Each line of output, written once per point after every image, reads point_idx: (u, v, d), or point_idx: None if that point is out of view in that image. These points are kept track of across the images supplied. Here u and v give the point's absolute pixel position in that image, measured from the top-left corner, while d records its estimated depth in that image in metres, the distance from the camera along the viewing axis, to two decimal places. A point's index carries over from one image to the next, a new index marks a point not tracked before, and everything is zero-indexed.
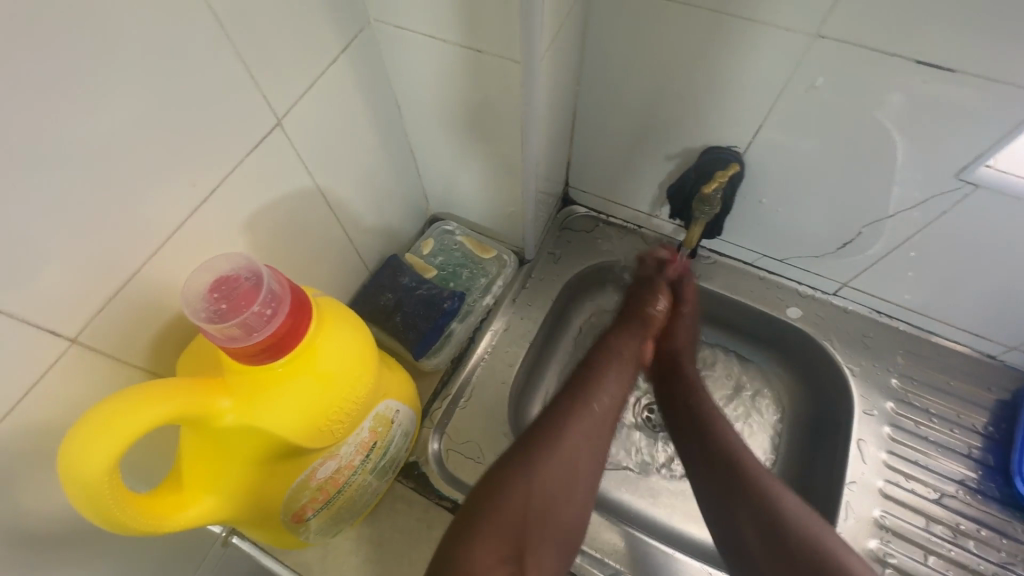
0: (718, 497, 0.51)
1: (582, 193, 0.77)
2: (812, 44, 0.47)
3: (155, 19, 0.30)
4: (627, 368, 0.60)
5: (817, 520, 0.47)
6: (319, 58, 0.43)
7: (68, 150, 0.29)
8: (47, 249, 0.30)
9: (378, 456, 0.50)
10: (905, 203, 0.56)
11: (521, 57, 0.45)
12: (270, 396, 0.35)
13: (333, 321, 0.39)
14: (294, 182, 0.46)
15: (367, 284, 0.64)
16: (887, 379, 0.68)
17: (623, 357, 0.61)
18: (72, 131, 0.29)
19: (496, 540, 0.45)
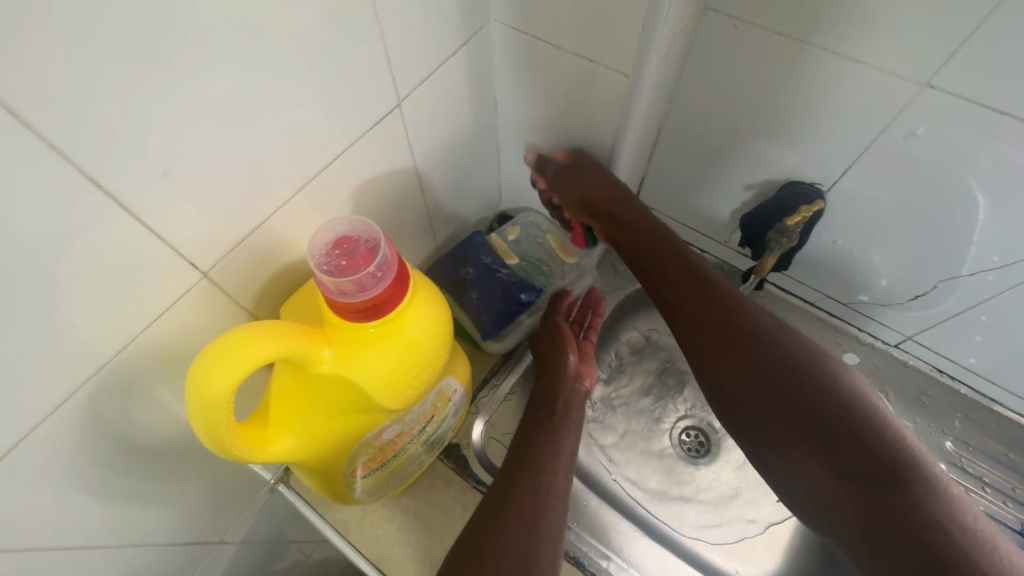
0: (766, 445, 0.48)
1: (651, 210, 0.78)
2: (917, 93, 0.47)
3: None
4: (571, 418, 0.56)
5: (852, 382, 0.46)
6: (442, 49, 0.46)
7: (239, 103, 0.33)
8: (202, 190, 0.34)
9: (432, 429, 0.53)
10: (990, 265, 0.55)
11: (629, 71, 0.47)
12: (363, 353, 0.38)
13: (424, 293, 0.42)
14: (396, 159, 0.49)
15: (449, 256, 0.65)
16: (940, 440, 0.67)
17: (552, 410, 0.56)
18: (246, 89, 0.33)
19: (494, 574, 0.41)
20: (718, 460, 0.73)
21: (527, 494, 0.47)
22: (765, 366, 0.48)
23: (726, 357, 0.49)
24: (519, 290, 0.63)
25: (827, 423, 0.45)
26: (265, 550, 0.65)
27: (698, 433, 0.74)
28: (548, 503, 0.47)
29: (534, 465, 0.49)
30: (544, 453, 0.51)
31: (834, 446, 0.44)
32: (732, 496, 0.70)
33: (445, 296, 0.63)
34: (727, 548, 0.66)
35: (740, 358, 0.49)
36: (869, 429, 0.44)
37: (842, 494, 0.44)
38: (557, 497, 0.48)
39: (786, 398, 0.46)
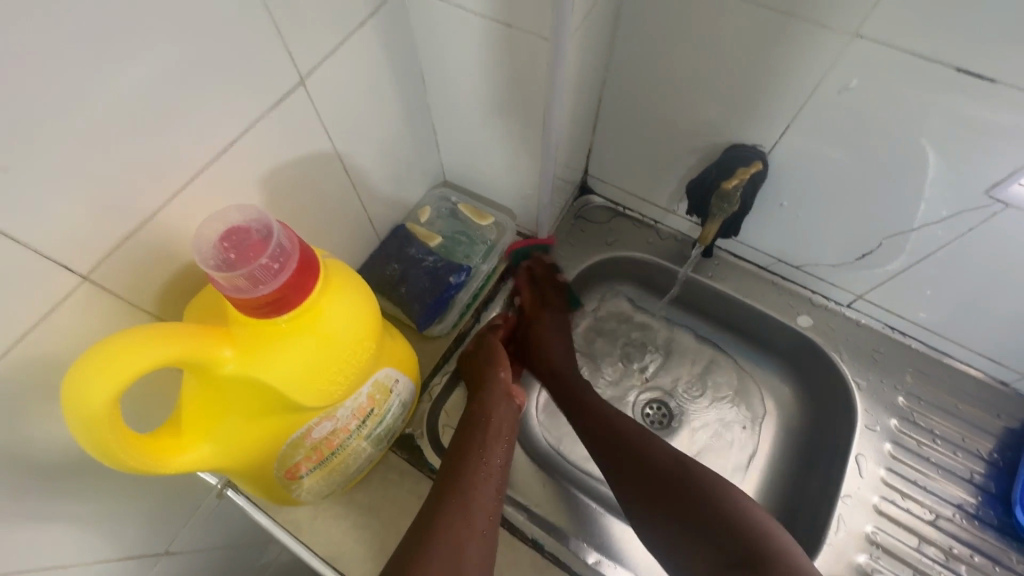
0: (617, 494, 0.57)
1: (600, 182, 0.77)
2: (848, 44, 0.46)
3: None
4: (502, 437, 0.57)
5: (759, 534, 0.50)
6: (347, 19, 0.43)
7: (96, 87, 0.29)
8: (66, 185, 0.30)
9: (375, 423, 0.51)
10: (934, 218, 0.54)
11: (549, 34, 0.44)
12: (272, 352, 0.36)
13: (339, 283, 0.40)
14: (311, 143, 0.46)
15: (375, 253, 0.64)
16: (893, 396, 0.67)
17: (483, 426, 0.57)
18: (102, 69, 0.29)
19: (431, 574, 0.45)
20: (679, 432, 0.73)
21: (454, 517, 0.49)
22: (589, 414, 0.63)
23: (585, 410, 0.63)
24: (448, 273, 0.63)
25: (630, 470, 0.57)
26: (226, 556, 0.64)
27: (661, 406, 0.75)
28: (471, 510, 0.50)
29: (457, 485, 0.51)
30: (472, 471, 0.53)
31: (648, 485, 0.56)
32: None
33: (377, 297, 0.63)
34: None
35: (581, 416, 0.63)
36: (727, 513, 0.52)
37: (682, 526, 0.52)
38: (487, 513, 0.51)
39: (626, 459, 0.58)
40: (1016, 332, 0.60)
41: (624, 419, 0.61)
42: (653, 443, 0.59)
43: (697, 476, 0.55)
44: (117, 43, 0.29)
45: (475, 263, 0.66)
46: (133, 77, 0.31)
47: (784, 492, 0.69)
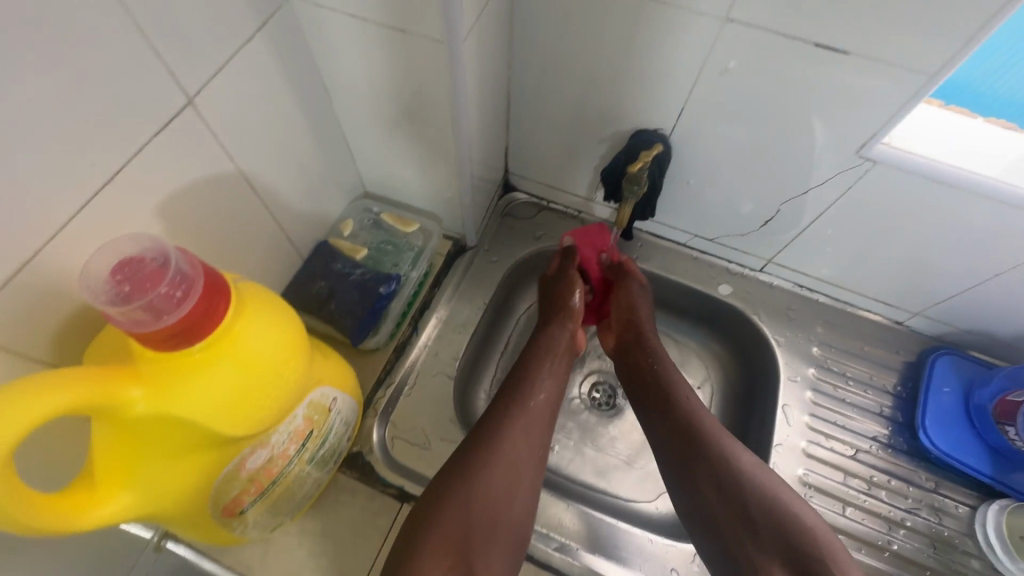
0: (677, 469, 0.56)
1: (522, 179, 0.79)
2: (723, 29, 0.49)
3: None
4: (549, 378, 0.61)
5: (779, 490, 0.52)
6: (233, 34, 0.42)
7: None
8: None
9: (317, 445, 0.50)
10: (821, 179, 0.60)
11: (442, 38, 0.44)
12: (189, 384, 0.34)
13: (256, 306, 0.38)
14: (211, 165, 0.44)
15: (300, 273, 0.62)
16: (808, 348, 0.73)
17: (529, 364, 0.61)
18: None
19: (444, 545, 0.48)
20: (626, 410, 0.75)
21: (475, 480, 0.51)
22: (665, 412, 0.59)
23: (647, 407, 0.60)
24: (378, 284, 0.62)
25: (686, 470, 0.55)
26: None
27: (606, 388, 0.76)
28: (488, 516, 0.50)
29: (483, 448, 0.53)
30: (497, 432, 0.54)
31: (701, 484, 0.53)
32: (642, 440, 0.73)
33: (304, 316, 0.61)
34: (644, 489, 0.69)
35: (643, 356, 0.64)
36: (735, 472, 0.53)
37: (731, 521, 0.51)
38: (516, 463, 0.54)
39: (680, 455, 0.56)
40: (902, 275, 0.67)
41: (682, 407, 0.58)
42: (719, 437, 0.55)
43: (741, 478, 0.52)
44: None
45: (403, 270, 0.65)
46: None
47: None
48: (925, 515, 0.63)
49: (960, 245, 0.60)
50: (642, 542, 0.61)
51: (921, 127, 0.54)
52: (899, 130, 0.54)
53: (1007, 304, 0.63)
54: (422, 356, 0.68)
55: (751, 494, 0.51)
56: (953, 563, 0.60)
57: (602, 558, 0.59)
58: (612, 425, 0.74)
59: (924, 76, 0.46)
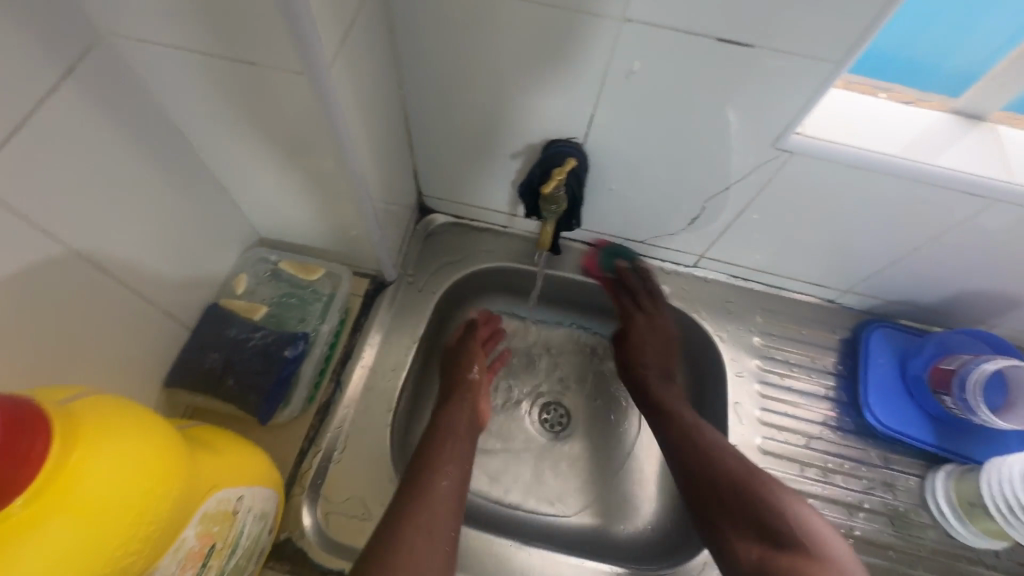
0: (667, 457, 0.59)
1: (439, 201, 0.73)
2: (621, 29, 0.45)
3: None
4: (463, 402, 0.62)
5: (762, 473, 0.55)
6: (23, 88, 0.33)
7: None
8: None
9: (226, 557, 0.42)
10: (740, 173, 0.58)
11: (303, 69, 0.38)
12: (6, 559, 0.27)
13: (105, 431, 0.31)
14: (26, 253, 0.35)
15: (187, 346, 0.53)
16: (750, 339, 0.71)
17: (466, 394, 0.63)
18: None
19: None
20: (578, 429, 0.72)
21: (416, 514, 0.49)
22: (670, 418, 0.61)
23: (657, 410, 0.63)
24: (281, 348, 0.54)
25: (684, 466, 0.57)
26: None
27: (555, 409, 0.73)
28: (434, 540, 0.48)
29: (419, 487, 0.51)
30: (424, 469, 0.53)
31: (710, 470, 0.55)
32: (597, 457, 0.71)
33: (198, 397, 0.53)
34: (607, 510, 0.67)
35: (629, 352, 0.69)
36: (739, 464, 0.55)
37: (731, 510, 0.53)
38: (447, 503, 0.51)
39: (676, 453, 0.58)
40: (830, 256, 0.66)
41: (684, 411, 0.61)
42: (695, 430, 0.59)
43: (739, 469, 0.55)
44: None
45: (310, 325, 0.58)
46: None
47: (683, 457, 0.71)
48: (880, 494, 0.63)
49: (880, 223, 0.59)
50: None
51: (830, 112, 0.53)
52: (810, 118, 0.52)
53: (929, 273, 0.64)
54: (351, 416, 0.61)
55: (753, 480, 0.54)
56: (912, 537, 0.61)
57: None
58: (566, 446, 0.71)
59: (828, 64, 0.44)
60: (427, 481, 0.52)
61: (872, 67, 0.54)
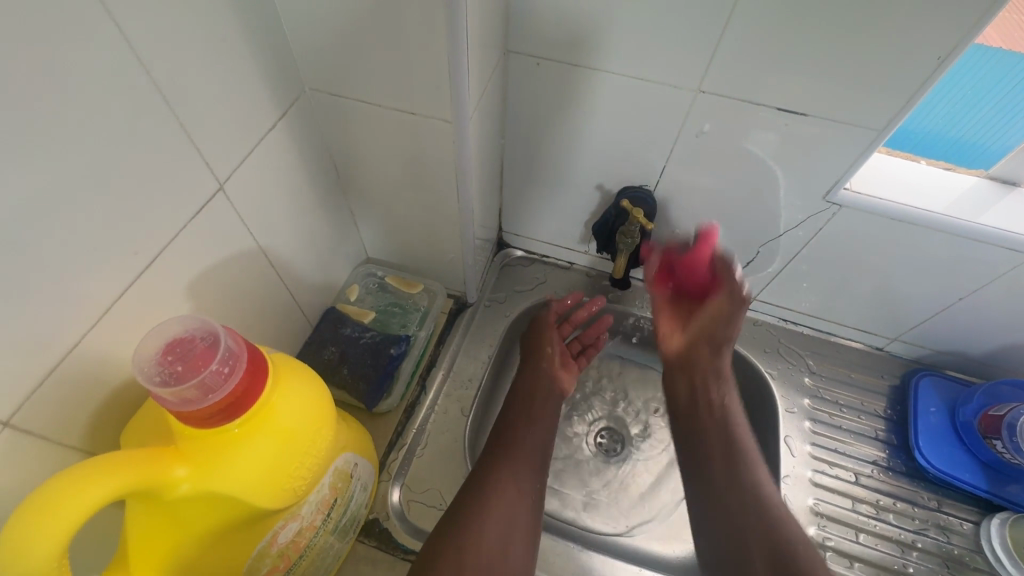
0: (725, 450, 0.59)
1: (516, 236, 0.83)
2: (694, 98, 0.56)
3: (83, 88, 0.31)
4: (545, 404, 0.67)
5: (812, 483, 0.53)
6: (257, 123, 0.45)
7: (30, 234, 0.30)
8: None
9: (340, 514, 0.49)
10: (792, 223, 0.65)
11: (450, 117, 0.49)
12: (227, 459, 0.34)
13: (289, 377, 0.39)
14: (234, 244, 0.46)
15: (310, 339, 0.63)
16: (800, 378, 0.76)
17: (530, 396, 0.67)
18: (32, 216, 0.30)
19: None
20: (633, 453, 0.75)
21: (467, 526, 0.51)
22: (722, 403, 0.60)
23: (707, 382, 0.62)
24: (389, 346, 0.64)
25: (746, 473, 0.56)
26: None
27: (612, 433, 0.77)
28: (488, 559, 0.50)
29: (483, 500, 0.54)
30: (492, 480, 0.56)
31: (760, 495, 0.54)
32: (652, 482, 0.74)
33: None
34: (661, 534, 0.70)
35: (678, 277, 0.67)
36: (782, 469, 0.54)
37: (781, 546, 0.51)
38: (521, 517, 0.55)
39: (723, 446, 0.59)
40: (880, 304, 0.71)
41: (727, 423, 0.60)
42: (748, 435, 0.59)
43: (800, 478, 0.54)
44: (17, 169, 0.29)
45: (409, 330, 0.67)
46: (31, 203, 0.30)
47: None
48: (934, 535, 0.65)
49: (925, 275, 0.65)
50: None
51: (875, 173, 0.61)
52: (857, 177, 0.60)
53: (973, 326, 0.69)
54: (436, 417, 0.68)
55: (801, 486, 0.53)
56: None
57: None
58: (623, 470, 0.74)
59: (872, 131, 0.53)
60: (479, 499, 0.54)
61: (1010, 121, 0.56)
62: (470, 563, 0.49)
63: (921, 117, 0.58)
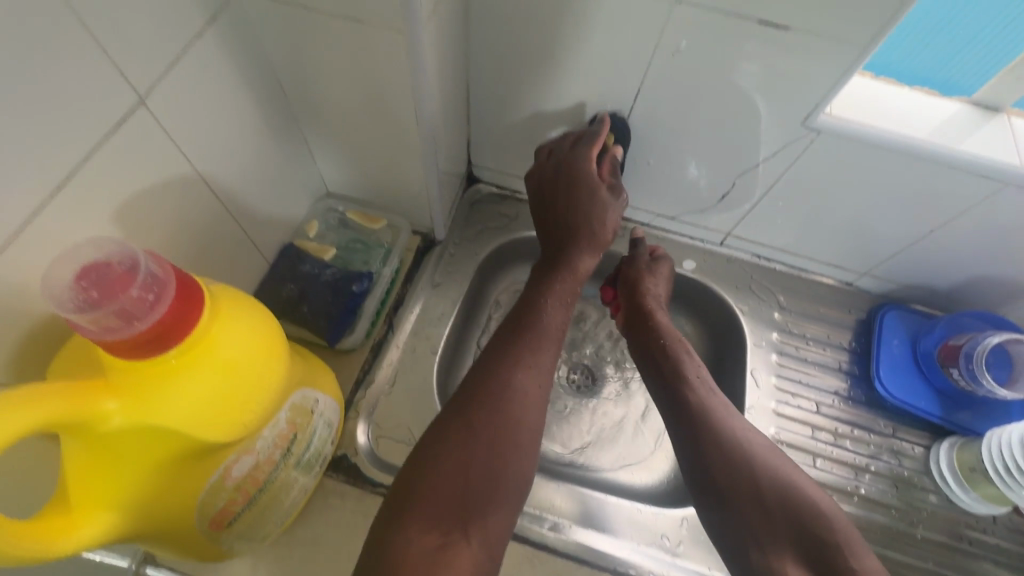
0: (681, 427, 0.55)
1: (486, 171, 0.79)
2: (672, 10, 0.51)
3: None
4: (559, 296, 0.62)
5: (777, 467, 0.52)
6: (179, 28, 0.40)
7: None
8: None
9: (302, 449, 0.48)
10: (770, 153, 0.62)
11: (401, 27, 0.44)
12: (164, 391, 0.32)
13: (229, 308, 0.37)
14: (165, 168, 0.42)
15: (268, 276, 0.61)
16: (770, 313, 0.76)
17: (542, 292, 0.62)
18: None
19: (429, 514, 0.44)
20: (604, 389, 0.76)
21: (469, 430, 0.49)
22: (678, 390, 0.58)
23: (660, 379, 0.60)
24: (351, 283, 0.62)
25: (711, 454, 0.53)
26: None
27: (583, 370, 0.77)
28: (494, 472, 0.48)
29: (489, 403, 0.51)
30: (499, 377, 0.53)
31: (724, 483, 0.51)
32: (621, 416, 0.75)
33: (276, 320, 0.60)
34: (628, 464, 0.72)
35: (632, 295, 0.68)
36: (740, 450, 0.52)
37: (760, 541, 0.48)
38: (531, 411, 0.52)
39: (688, 436, 0.54)
40: (852, 239, 0.71)
41: (687, 406, 0.56)
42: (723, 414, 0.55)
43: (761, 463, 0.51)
44: None
45: (372, 266, 0.65)
46: None
47: None
48: (886, 459, 0.68)
49: (899, 208, 0.64)
50: (630, 511, 0.62)
51: (855, 98, 0.58)
52: (838, 102, 0.57)
53: (940, 259, 0.69)
54: (404, 356, 0.67)
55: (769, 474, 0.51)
56: (913, 500, 0.65)
57: (592, 531, 0.60)
58: (593, 405, 0.75)
59: (856, 47, 0.49)
60: (483, 399, 0.52)
61: (1013, 53, 0.54)
62: (472, 474, 0.47)
63: (923, 45, 0.55)
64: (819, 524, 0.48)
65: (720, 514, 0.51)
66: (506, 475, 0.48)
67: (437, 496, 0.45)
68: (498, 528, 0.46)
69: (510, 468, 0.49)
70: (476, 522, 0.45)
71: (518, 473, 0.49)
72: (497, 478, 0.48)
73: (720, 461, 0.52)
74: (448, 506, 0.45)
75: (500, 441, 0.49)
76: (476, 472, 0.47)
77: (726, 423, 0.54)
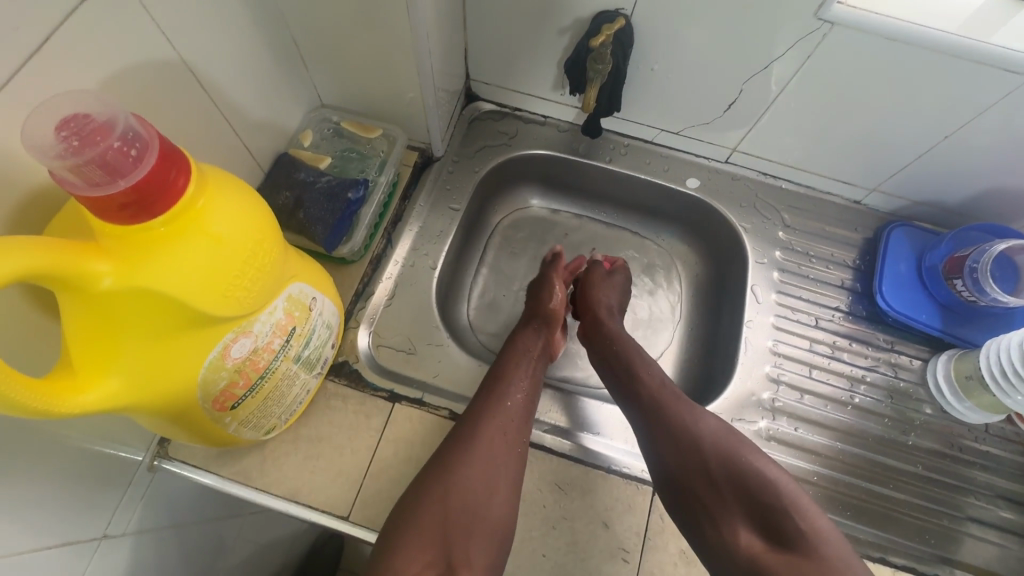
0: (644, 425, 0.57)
1: (486, 86, 0.76)
2: None
3: None
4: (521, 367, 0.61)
5: (735, 448, 0.52)
6: None
7: None
8: None
9: (302, 344, 0.49)
10: (780, 52, 0.59)
11: None
12: (154, 257, 0.33)
13: (219, 185, 0.36)
14: (144, 49, 0.41)
15: (264, 184, 0.60)
16: (774, 232, 0.75)
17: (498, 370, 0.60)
18: None
19: (417, 548, 0.46)
20: None
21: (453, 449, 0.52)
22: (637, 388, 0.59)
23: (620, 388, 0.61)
24: (346, 190, 0.61)
25: (670, 456, 0.54)
26: (195, 532, 0.62)
27: None
28: (481, 488, 0.50)
29: (466, 432, 0.53)
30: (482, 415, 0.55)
31: (688, 477, 0.52)
32: None
33: None
34: None
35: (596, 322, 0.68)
36: (702, 441, 0.53)
37: (730, 534, 0.49)
38: (503, 431, 0.54)
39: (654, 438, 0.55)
40: (864, 151, 0.68)
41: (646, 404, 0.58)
42: (680, 404, 0.56)
43: (724, 455, 0.52)
44: None
45: (367, 175, 0.64)
46: None
47: (702, 335, 0.77)
48: (884, 371, 0.68)
49: (914, 114, 0.61)
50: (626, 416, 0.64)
51: None
52: None
53: (955, 170, 0.66)
54: (403, 271, 0.68)
55: (730, 461, 0.51)
56: (907, 409, 0.66)
57: (588, 435, 0.63)
58: None
59: None
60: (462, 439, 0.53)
61: None
62: (451, 509, 0.49)
63: None
64: (780, 503, 0.48)
65: (690, 516, 0.51)
66: (485, 513, 0.49)
67: (425, 523, 0.48)
68: (483, 559, 0.48)
69: (493, 497, 0.51)
70: (460, 556, 0.47)
71: (500, 505, 0.51)
72: (487, 498, 0.50)
73: (674, 455, 0.53)
74: (435, 532, 0.47)
75: (475, 466, 0.51)
76: (457, 504, 0.49)
77: (682, 416, 0.55)
